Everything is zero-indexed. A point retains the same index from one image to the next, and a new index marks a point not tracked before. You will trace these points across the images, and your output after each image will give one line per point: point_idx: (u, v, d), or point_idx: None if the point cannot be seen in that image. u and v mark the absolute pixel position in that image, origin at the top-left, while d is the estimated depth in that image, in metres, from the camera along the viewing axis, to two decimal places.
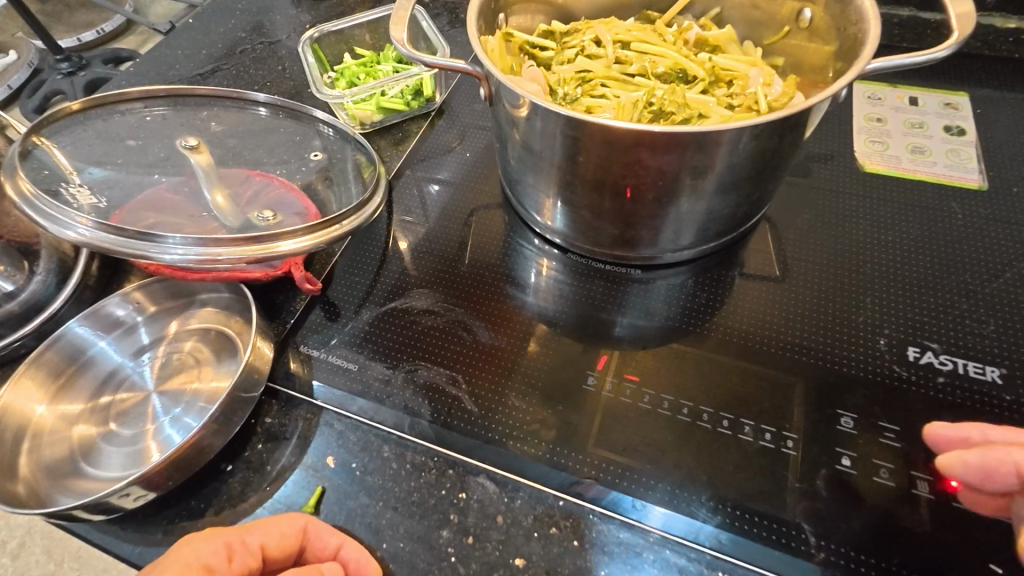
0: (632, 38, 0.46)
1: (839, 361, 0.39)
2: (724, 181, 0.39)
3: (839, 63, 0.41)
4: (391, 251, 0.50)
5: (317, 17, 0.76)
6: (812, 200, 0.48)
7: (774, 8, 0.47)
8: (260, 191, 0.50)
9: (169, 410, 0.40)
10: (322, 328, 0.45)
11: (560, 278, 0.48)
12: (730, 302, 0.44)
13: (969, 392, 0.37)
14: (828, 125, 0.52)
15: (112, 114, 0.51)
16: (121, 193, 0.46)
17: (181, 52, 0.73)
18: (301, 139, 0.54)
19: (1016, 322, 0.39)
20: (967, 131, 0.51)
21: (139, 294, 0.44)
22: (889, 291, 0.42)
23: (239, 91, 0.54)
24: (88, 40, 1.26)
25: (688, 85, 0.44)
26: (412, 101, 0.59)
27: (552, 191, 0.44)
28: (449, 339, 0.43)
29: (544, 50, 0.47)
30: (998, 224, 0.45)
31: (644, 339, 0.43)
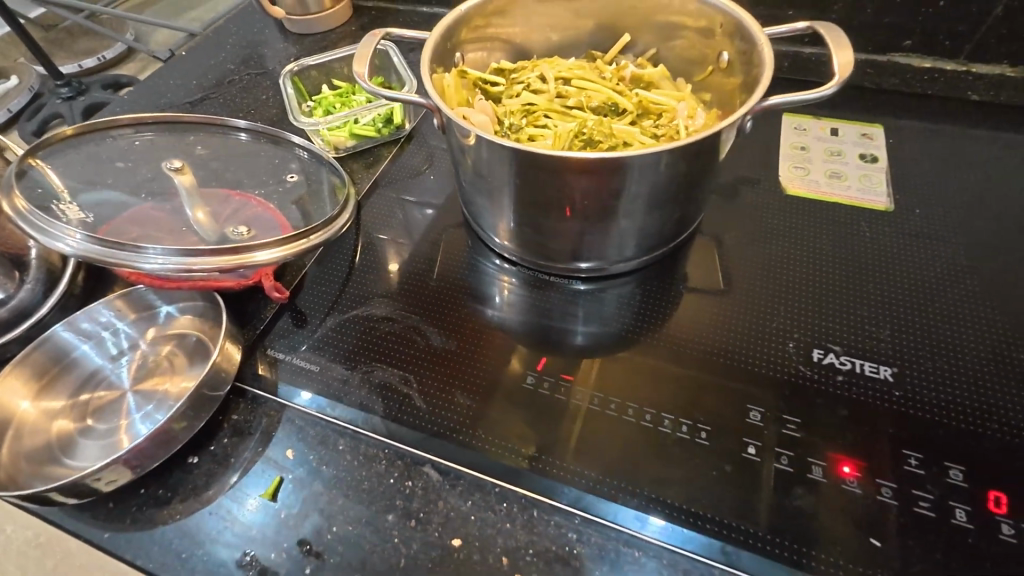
0: (573, 75, 0.52)
1: (752, 361, 0.44)
2: (648, 202, 0.44)
3: (745, 95, 0.47)
4: (357, 265, 0.54)
5: (302, 49, 0.82)
6: (739, 220, 0.54)
7: (700, 49, 0.53)
8: (238, 209, 0.54)
9: (142, 407, 0.43)
10: (289, 333, 0.49)
11: (510, 289, 0.52)
12: (661, 310, 0.49)
13: (865, 388, 0.41)
14: (758, 152, 0.58)
15: (103, 138, 0.56)
16: (108, 210, 0.50)
17: (174, 81, 0.78)
18: (279, 162, 0.59)
19: (910, 328, 0.44)
20: (879, 159, 0.57)
21: (121, 302, 0.48)
22: (801, 299, 0.47)
23: (221, 118, 0.59)
24: (88, 66, 1.32)
25: (619, 117, 0.50)
26: (383, 128, 0.65)
27: (499, 210, 0.49)
28: (404, 344, 0.47)
29: (494, 85, 0.53)
30: (899, 241, 0.50)
31: (582, 344, 0.47)
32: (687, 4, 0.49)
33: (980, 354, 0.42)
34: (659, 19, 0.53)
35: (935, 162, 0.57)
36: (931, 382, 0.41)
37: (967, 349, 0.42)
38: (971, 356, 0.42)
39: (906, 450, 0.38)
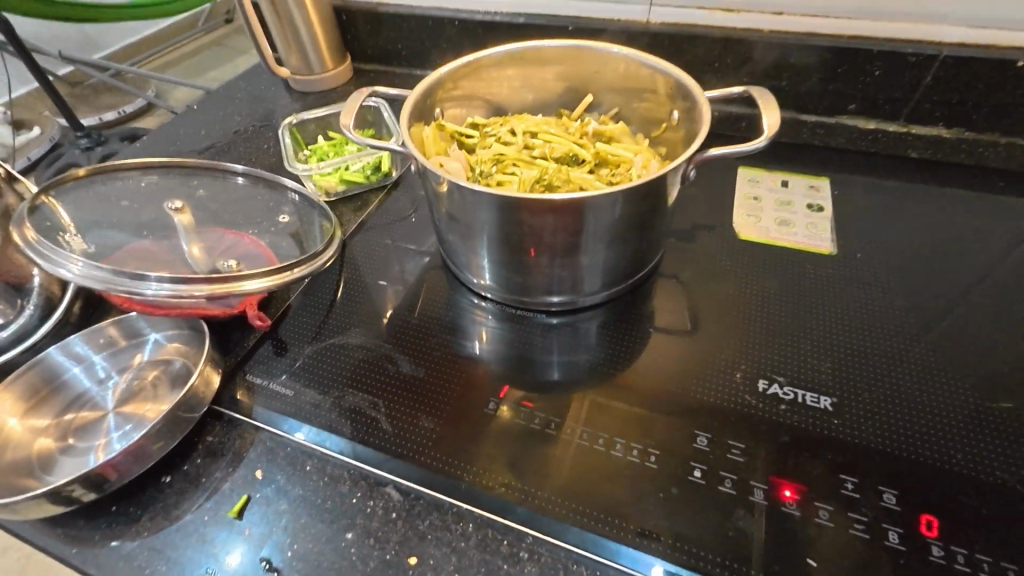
0: (539, 130, 0.58)
1: (703, 391, 0.47)
2: (599, 238, 0.47)
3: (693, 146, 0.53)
4: (339, 298, 0.58)
5: (304, 105, 0.89)
6: (695, 262, 0.59)
7: (655, 110, 0.59)
8: (231, 245, 0.59)
9: (121, 427, 0.46)
10: (269, 360, 0.52)
11: (484, 322, 0.56)
12: (619, 343, 0.53)
13: (807, 416, 0.45)
14: (715, 202, 0.65)
15: (112, 180, 0.61)
16: (109, 243, 0.54)
17: (184, 132, 0.85)
18: (274, 206, 0.64)
19: (848, 362, 0.48)
20: (825, 209, 0.64)
21: (112, 328, 0.51)
22: (749, 336, 0.51)
23: (222, 164, 0.64)
24: (108, 119, 1.42)
25: (580, 165, 0.56)
26: (371, 175, 0.71)
27: (469, 249, 0.53)
28: (377, 371, 0.50)
29: (469, 137, 0.59)
30: (839, 285, 0.55)
31: (545, 374, 0.50)
32: (640, 69, 0.56)
33: (911, 387, 0.46)
34: (618, 83, 0.60)
35: (871, 217, 0.63)
36: (867, 412, 0.45)
37: (900, 382, 0.46)
38: (903, 388, 0.46)
39: (843, 475, 0.41)
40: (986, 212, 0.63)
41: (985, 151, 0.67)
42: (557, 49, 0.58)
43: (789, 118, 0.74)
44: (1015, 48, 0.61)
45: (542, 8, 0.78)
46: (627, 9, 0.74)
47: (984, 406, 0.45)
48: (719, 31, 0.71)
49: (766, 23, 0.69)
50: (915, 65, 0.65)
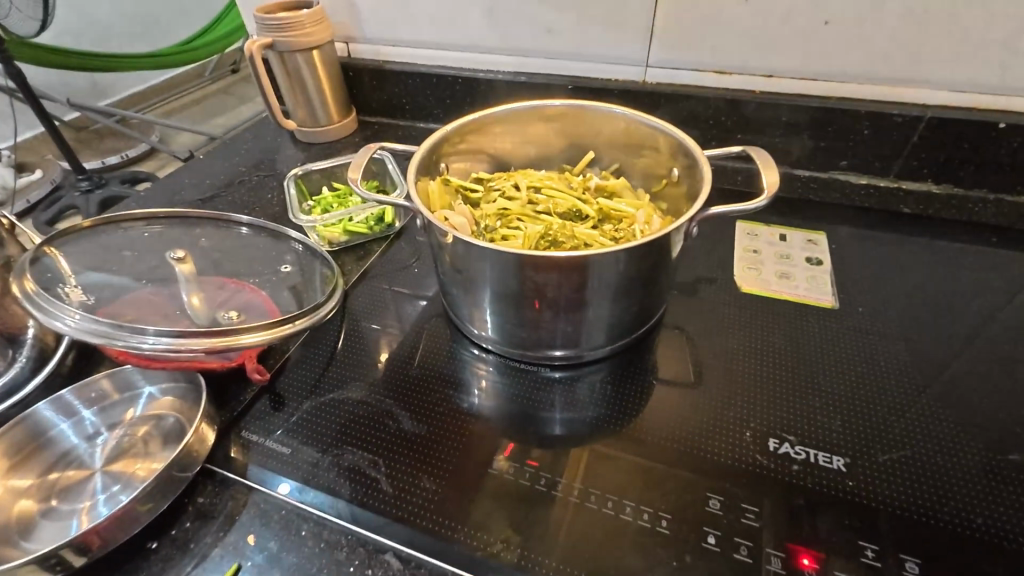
0: (543, 184, 0.61)
1: (713, 449, 0.46)
2: (604, 293, 0.47)
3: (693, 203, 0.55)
4: (338, 350, 0.57)
5: (309, 155, 0.91)
6: (698, 315, 0.59)
7: (655, 166, 0.61)
8: (232, 296, 0.58)
9: (107, 488, 0.43)
10: (266, 416, 0.50)
11: (488, 376, 0.55)
12: (625, 398, 0.52)
13: (820, 478, 0.44)
14: (716, 256, 0.66)
15: (116, 230, 0.61)
16: (109, 293, 0.54)
17: (188, 180, 0.87)
18: (276, 254, 0.63)
19: (858, 420, 0.48)
20: (823, 262, 0.65)
21: (106, 381, 0.49)
22: (756, 392, 0.51)
23: (227, 215, 0.65)
24: (111, 164, 1.58)
25: (583, 221, 0.59)
26: (374, 226, 0.71)
27: (473, 303, 0.52)
28: (377, 427, 0.49)
29: (474, 191, 0.62)
30: (841, 340, 0.55)
31: (549, 429, 0.49)
32: (641, 127, 0.58)
33: (923, 445, 0.46)
34: (618, 140, 0.62)
35: (868, 270, 0.64)
36: (881, 472, 0.44)
37: (912, 441, 0.46)
38: (915, 447, 0.46)
39: (862, 542, 0.40)
40: (981, 265, 0.64)
41: (974, 206, 0.69)
42: (560, 107, 0.60)
43: (783, 173, 0.76)
44: (995, 111, 0.64)
45: (543, 67, 0.81)
46: (624, 70, 0.77)
47: (998, 464, 0.45)
48: (712, 91, 0.74)
49: (757, 84, 0.72)
50: (901, 125, 0.68)
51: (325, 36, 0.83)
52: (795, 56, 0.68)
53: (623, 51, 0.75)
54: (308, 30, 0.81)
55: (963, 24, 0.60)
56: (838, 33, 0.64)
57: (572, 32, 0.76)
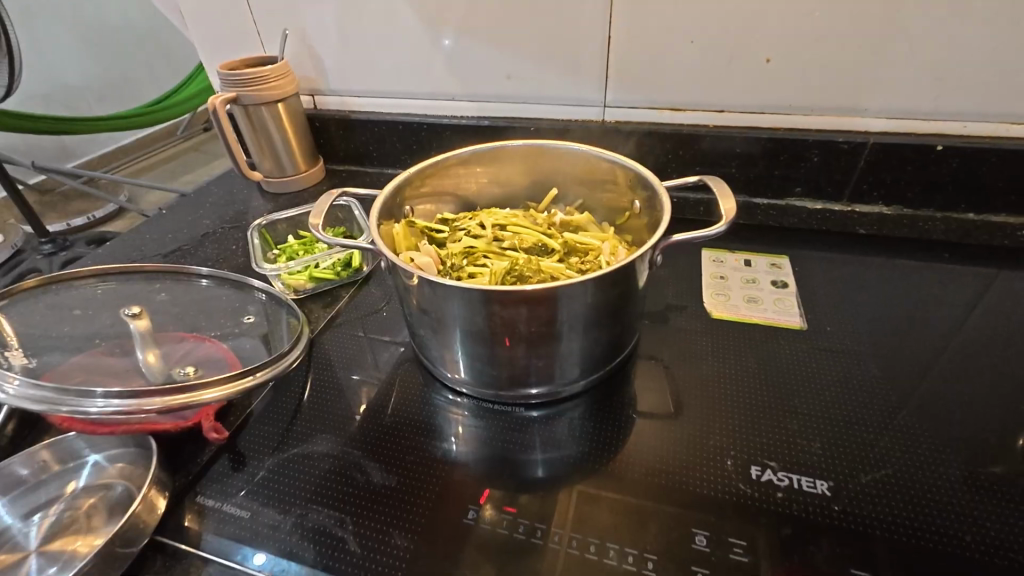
0: (508, 222, 0.62)
1: (695, 482, 0.45)
2: (574, 327, 0.47)
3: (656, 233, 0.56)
4: (305, 401, 0.55)
5: (275, 205, 0.91)
6: (671, 344, 0.59)
7: (618, 199, 0.62)
8: (191, 350, 0.55)
9: (43, 570, 0.39)
10: (225, 478, 0.47)
11: (463, 421, 0.52)
12: (604, 433, 0.50)
13: (805, 504, 0.43)
14: (684, 284, 0.67)
15: (67, 289, 0.59)
16: (54, 355, 0.51)
17: (150, 236, 0.85)
18: (240, 305, 0.61)
19: (838, 441, 0.47)
20: (789, 285, 0.66)
21: (46, 453, 0.46)
22: (734, 419, 0.50)
23: (186, 267, 0.63)
24: (77, 225, 1.58)
25: (549, 256, 0.59)
26: (342, 271, 0.70)
27: (441, 344, 0.51)
28: (344, 482, 0.46)
29: (440, 232, 0.62)
30: (814, 361, 0.56)
31: (526, 472, 0.47)
32: (600, 162, 0.59)
33: (905, 463, 0.45)
34: (580, 177, 0.64)
35: (832, 291, 0.65)
36: (866, 495, 0.43)
37: (894, 459, 0.46)
38: (897, 465, 0.45)
39: (854, 570, 0.39)
40: (937, 280, 0.66)
41: (924, 224, 0.72)
42: (519, 147, 0.61)
43: (743, 202, 0.79)
44: (933, 135, 0.68)
45: (506, 111, 0.83)
46: (584, 110, 0.80)
47: (982, 477, 0.44)
48: (669, 127, 0.77)
49: (710, 119, 0.75)
50: (848, 152, 0.71)
51: (291, 89, 0.84)
52: (743, 91, 0.71)
53: (582, 93, 0.78)
54: (273, 84, 0.81)
55: (894, 57, 0.64)
56: (780, 69, 0.68)
57: (532, 77, 0.78)
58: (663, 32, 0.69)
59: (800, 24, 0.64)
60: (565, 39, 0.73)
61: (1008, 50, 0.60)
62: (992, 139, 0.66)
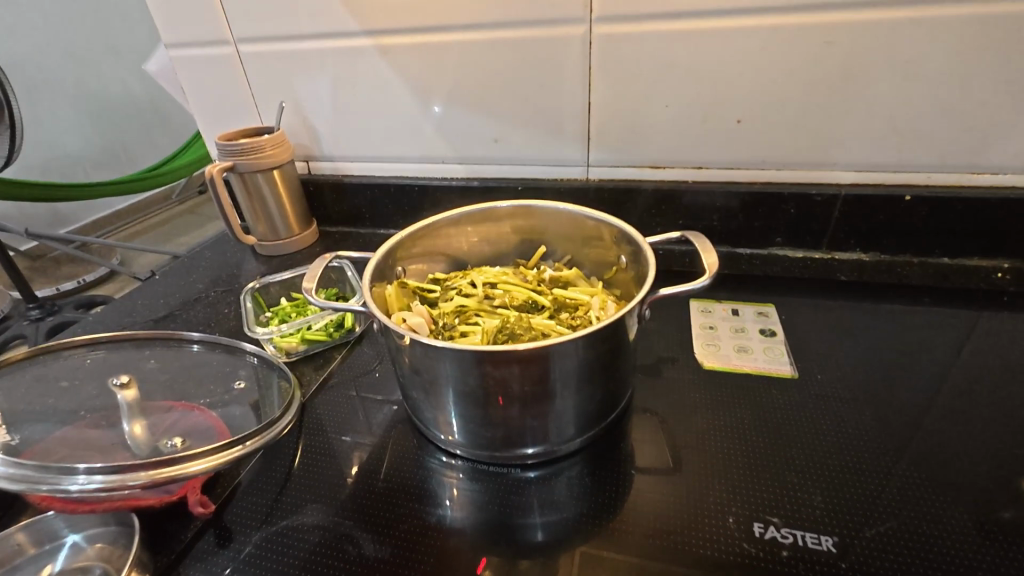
0: (498, 280, 0.64)
1: (697, 543, 0.44)
2: (567, 384, 0.47)
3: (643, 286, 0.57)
4: (295, 470, 0.53)
5: (269, 267, 0.92)
6: (665, 395, 0.59)
7: (604, 254, 0.64)
8: (179, 419, 0.54)
9: None
10: (210, 556, 0.45)
11: (459, 485, 0.51)
12: (602, 492, 0.49)
13: (811, 563, 0.42)
14: (675, 335, 0.68)
15: (55, 359, 0.59)
16: (36, 430, 0.49)
17: (141, 301, 0.85)
18: (230, 370, 0.61)
19: (839, 493, 0.47)
20: (777, 332, 0.67)
21: (21, 535, 0.44)
22: (734, 475, 0.49)
23: (177, 333, 0.63)
24: (66, 289, 1.59)
25: (540, 311, 0.60)
26: (334, 332, 0.70)
27: (434, 406, 0.51)
28: (334, 556, 0.45)
29: (431, 291, 0.63)
30: (808, 410, 0.56)
31: (525, 537, 0.46)
32: (586, 220, 0.62)
33: (908, 515, 0.45)
34: (567, 234, 0.66)
35: (819, 337, 0.66)
36: (875, 550, 0.42)
37: (898, 511, 0.45)
38: (901, 517, 0.44)
39: None
40: (921, 324, 0.68)
41: (902, 269, 0.75)
42: (507, 207, 0.64)
43: (726, 252, 0.81)
44: (901, 185, 0.71)
45: (494, 172, 0.87)
46: (569, 170, 0.83)
47: (992, 528, 0.43)
48: (651, 183, 0.80)
49: (690, 175, 0.78)
50: (822, 203, 0.74)
51: (286, 156, 0.87)
52: (718, 149, 0.75)
53: (566, 154, 0.82)
54: (269, 152, 0.85)
55: (856, 115, 0.68)
56: (751, 128, 0.72)
57: (517, 141, 0.82)
58: (639, 97, 0.74)
59: (765, 87, 0.69)
60: (548, 106, 0.78)
61: (960, 108, 0.65)
62: (957, 187, 0.70)
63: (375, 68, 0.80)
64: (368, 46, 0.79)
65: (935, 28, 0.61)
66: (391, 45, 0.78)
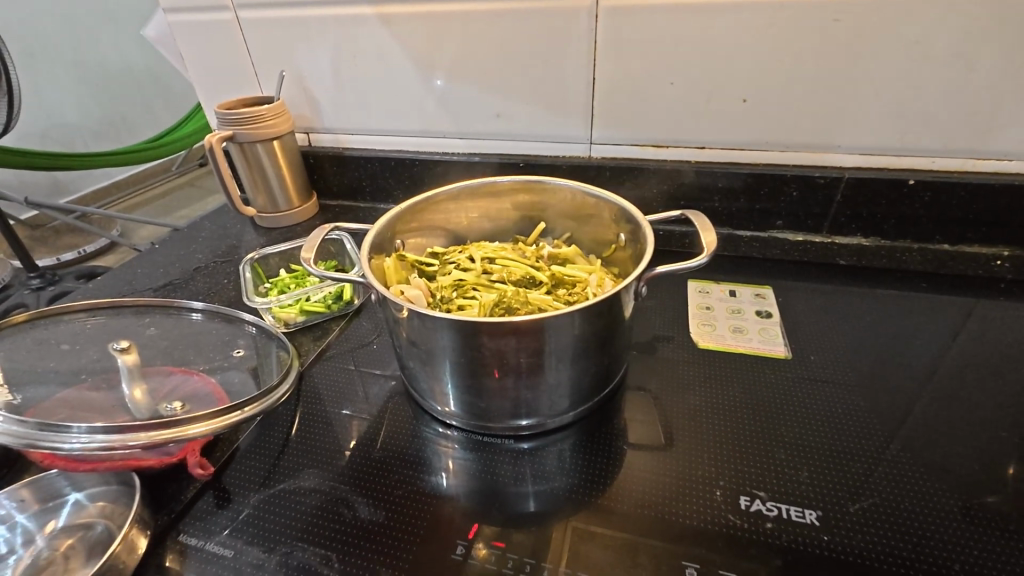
0: (497, 255, 0.64)
1: (686, 514, 0.45)
2: (561, 358, 0.47)
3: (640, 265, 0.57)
4: (293, 436, 0.54)
5: (269, 239, 0.92)
6: (659, 373, 0.60)
7: (604, 232, 0.64)
8: (178, 384, 0.55)
9: None
10: (209, 515, 0.46)
11: (454, 454, 0.52)
12: (593, 465, 0.50)
13: (795, 535, 0.43)
14: (671, 315, 0.68)
15: (56, 324, 0.59)
16: (38, 391, 0.50)
17: (140, 270, 0.85)
18: (229, 339, 0.61)
19: (825, 470, 0.48)
20: (773, 314, 0.68)
21: (26, 491, 0.45)
22: (723, 450, 0.50)
23: (177, 301, 0.64)
24: (66, 259, 1.59)
25: (538, 288, 0.61)
26: (332, 304, 0.70)
27: (430, 377, 0.51)
28: (330, 519, 0.46)
29: (430, 266, 0.63)
30: (799, 389, 0.56)
31: (517, 507, 0.47)
32: (586, 197, 0.62)
33: (891, 492, 0.46)
34: (567, 212, 0.66)
35: (815, 320, 0.67)
36: (857, 524, 0.43)
37: (882, 488, 0.46)
38: (884, 494, 0.46)
39: None
40: (916, 309, 0.68)
41: (901, 255, 0.75)
42: (507, 182, 0.63)
43: (726, 234, 0.81)
44: (905, 170, 0.71)
45: (496, 148, 0.86)
46: (571, 147, 0.82)
47: (973, 506, 0.44)
48: (653, 163, 0.79)
49: (693, 155, 0.78)
50: (824, 186, 0.74)
51: (286, 127, 0.87)
52: (723, 129, 0.74)
53: (569, 131, 0.81)
54: (269, 122, 0.84)
55: (863, 96, 0.67)
56: (756, 108, 0.72)
57: (520, 115, 0.81)
58: (645, 73, 0.73)
59: (773, 66, 0.68)
60: (551, 81, 0.77)
61: (969, 91, 0.64)
62: (960, 173, 0.69)
63: (377, 37, 0.79)
64: (370, 15, 0.77)
65: (949, 8, 0.60)
66: (393, 14, 0.76)
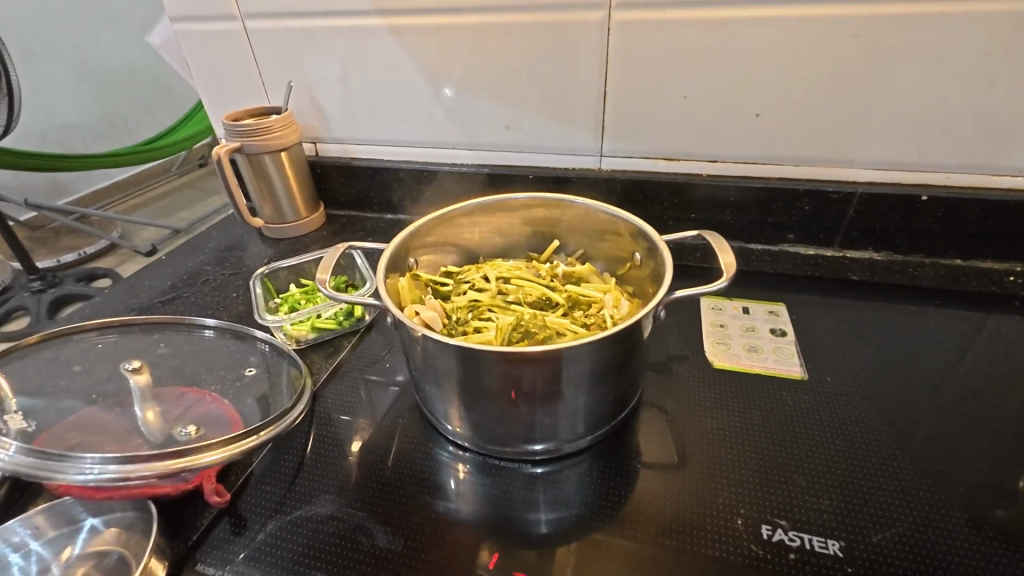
0: (511, 275, 0.64)
1: (707, 543, 0.45)
2: (580, 383, 0.47)
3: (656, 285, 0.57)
4: (307, 459, 0.54)
5: (276, 250, 0.91)
6: (674, 394, 0.59)
7: (618, 250, 0.64)
8: (191, 405, 0.54)
9: None
10: (225, 543, 0.46)
11: (471, 479, 0.52)
12: (611, 491, 0.50)
13: (818, 566, 0.43)
14: (685, 332, 0.68)
15: (67, 343, 0.59)
16: (51, 415, 0.50)
17: (147, 282, 0.84)
18: (240, 357, 0.61)
19: (846, 497, 0.47)
20: (787, 332, 0.67)
21: (41, 518, 0.45)
22: (742, 476, 0.50)
23: (188, 318, 0.63)
24: (66, 262, 1.58)
25: (554, 309, 0.60)
26: (344, 320, 0.70)
27: (446, 401, 0.51)
28: (348, 547, 0.45)
29: (444, 285, 0.63)
30: (816, 412, 0.56)
31: (535, 534, 0.46)
32: (601, 215, 0.61)
33: (913, 520, 0.45)
34: (581, 229, 0.65)
35: (829, 338, 0.66)
36: (879, 554, 0.43)
37: (904, 516, 0.46)
38: (906, 522, 0.45)
39: None
40: (930, 326, 0.68)
41: (914, 270, 0.75)
42: (521, 200, 0.63)
43: (737, 248, 0.81)
44: (918, 185, 0.71)
45: (505, 160, 0.86)
46: (582, 159, 0.82)
47: (996, 535, 0.44)
48: (664, 176, 0.79)
49: (704, 168, 0.78)
50: (837, 201, 0.73)
51: (294, 138, 0.86)
52: (735, 143, 0.74)
53: (579, 143, 0.80)
54: (278, 134, 0.83)
55: (877, 112, 0.67)
56: (770, 123, 0.71)
57: (530, 127, 0.81)
58: (657, 87, 0.72)
59: (788, 81, 0.68)
60: (562, 93, 0.76)
61: (984, 107, 0.64)
62: (974, 189, 0.69)
63: (386, 48, 0.79)
64: (380, 26, 0.77)
65: (967, 25, 0.59)
66: (403, 25, 0.76)
